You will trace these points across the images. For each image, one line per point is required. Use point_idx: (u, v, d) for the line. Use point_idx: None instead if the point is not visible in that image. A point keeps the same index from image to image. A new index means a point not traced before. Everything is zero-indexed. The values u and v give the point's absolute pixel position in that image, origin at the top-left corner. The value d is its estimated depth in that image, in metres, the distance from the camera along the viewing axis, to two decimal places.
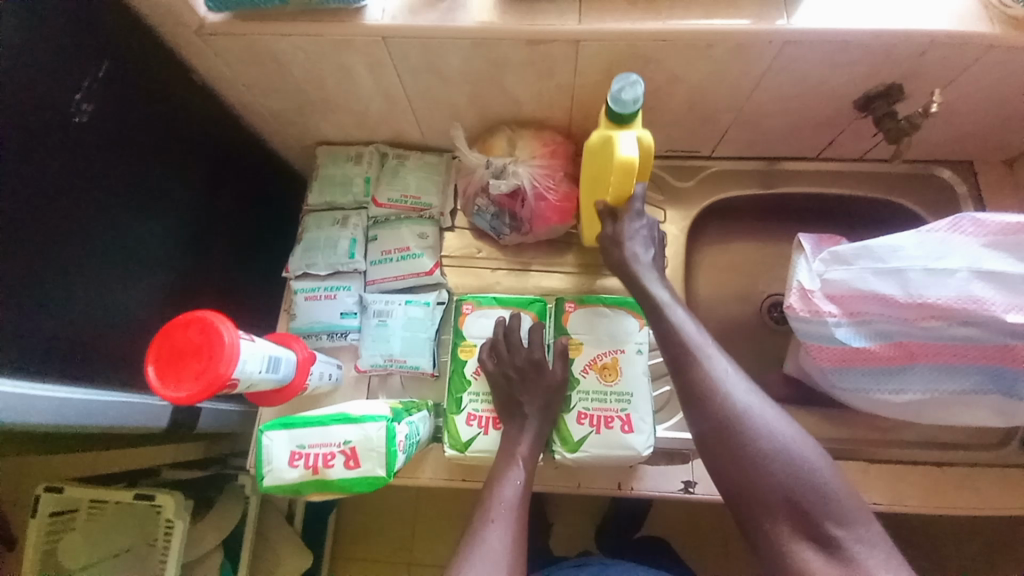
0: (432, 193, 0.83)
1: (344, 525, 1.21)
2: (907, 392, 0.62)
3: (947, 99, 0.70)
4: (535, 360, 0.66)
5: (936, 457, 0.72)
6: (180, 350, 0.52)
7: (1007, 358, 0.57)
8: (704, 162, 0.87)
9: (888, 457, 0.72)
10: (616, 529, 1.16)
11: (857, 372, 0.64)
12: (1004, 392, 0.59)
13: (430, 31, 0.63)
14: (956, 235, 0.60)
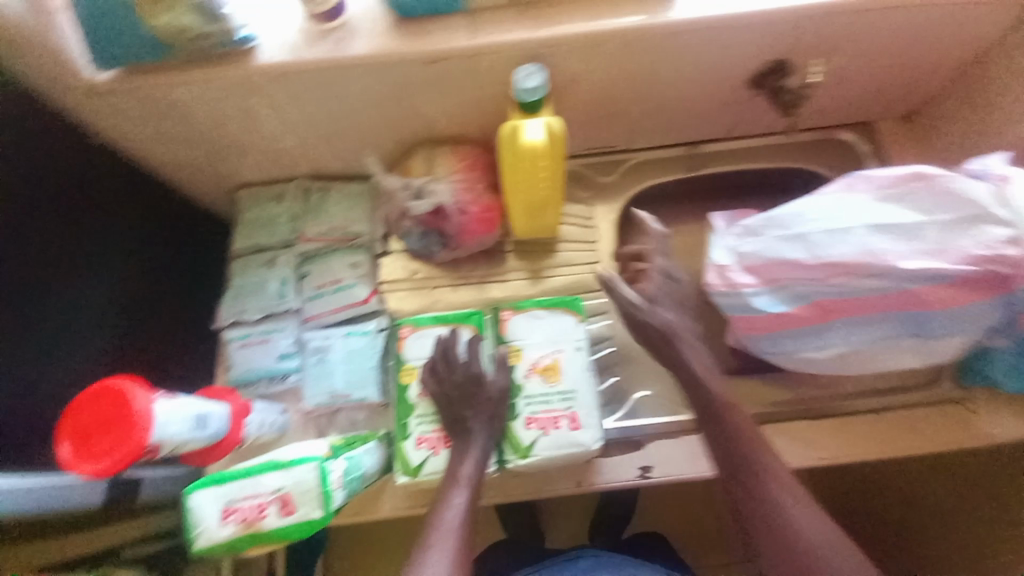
0: (360, 221, 0.82)
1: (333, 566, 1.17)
2: (830, 346, 0.66)
3: (835, 68, 0.73)
4: (475, 374, 0.67)
5: (872, 405, 0.76)
6: (92, 423, 0.49)
7: (913, 303, 0.60)
8: (624, 154, 0.89)
9: (827, 412, 0.76)
10: (608, 522, 1.15)
11: (783, 337, 0.67)
12: (917, 334, 0.62)
13: (325, 63, 0.62)
14: (851, 194, 0.64)
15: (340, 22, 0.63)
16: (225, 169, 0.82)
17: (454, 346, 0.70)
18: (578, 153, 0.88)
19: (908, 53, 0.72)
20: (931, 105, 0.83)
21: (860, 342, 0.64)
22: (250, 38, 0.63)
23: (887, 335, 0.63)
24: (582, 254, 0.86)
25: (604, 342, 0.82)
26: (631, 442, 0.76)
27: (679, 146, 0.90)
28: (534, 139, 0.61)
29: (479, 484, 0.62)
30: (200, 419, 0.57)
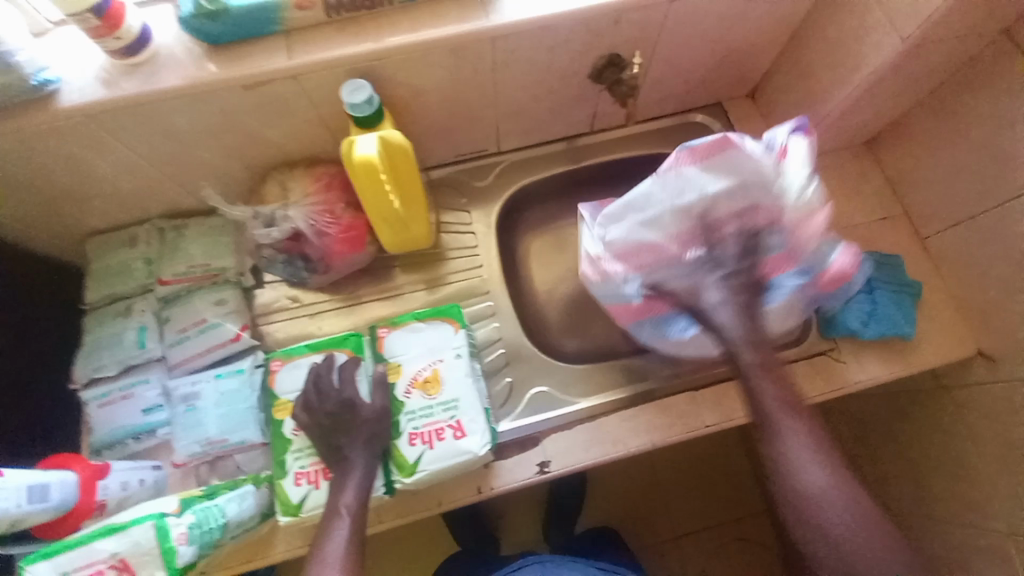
0: (224, 256, 0.78)
1: None
2: (692, 327, 0.70)
3: (668, 56, 0.77)
4: (346, 403, 0.65)
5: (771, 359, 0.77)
6: None
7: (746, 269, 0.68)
8: (495, 157, 0.90)
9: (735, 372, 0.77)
10: (558, 519, 1.12)
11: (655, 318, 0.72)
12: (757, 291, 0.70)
13: (134, 99, 0.59)
14: (682, 167, 0.65)
15: (146, 54, 0.60)
16: (64, 222, 0.76)
17: (328, 376, 0.67)
18: (449, 161, 0.88)
19: (731, 35, 0.76)
20: (766, 83, 0.89)
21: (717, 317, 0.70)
22: (50, 82, 0.58)
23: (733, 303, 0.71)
24: (465, 259, 0.86)
25: (495, 344, 0.81)
26: (531, 439, 0.74)
27: (549, 143, 0.91)
28: (365, 154, 0.59)
29: (363, 510, 0.62)
30: (38, 491, 0.52)
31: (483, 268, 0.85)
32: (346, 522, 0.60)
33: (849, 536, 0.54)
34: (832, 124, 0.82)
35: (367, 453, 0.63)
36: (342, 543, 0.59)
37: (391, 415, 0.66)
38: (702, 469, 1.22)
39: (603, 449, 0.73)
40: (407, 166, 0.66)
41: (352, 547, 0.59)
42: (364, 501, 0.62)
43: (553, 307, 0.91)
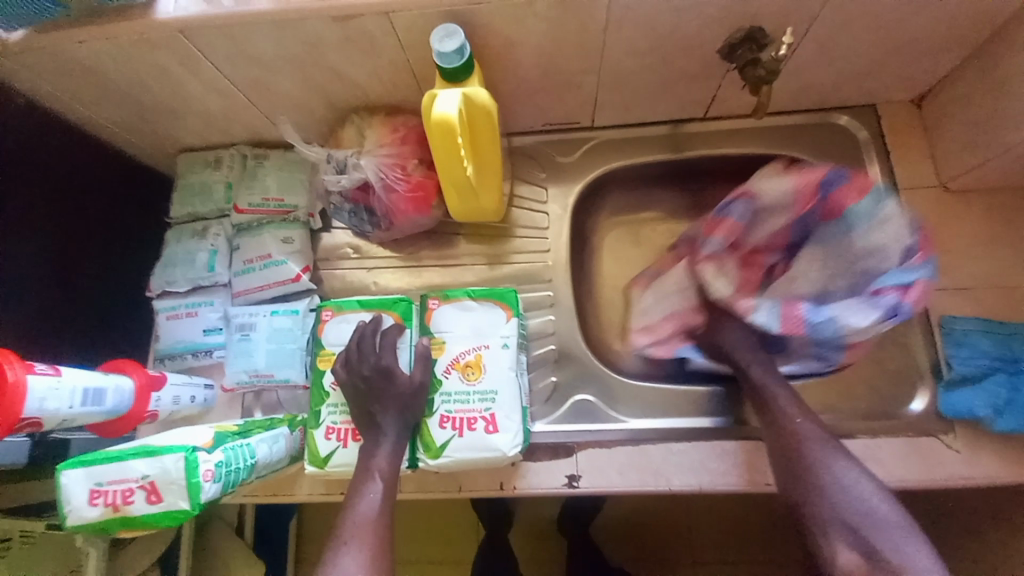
0: (297, 194, 0.78)
1: (304, 531, 1.17)
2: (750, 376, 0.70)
3: (824, 39, 0.62)
4: (383, 369, 0.63)
5: (865, 429, 0.66)
6: None
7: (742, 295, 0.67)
8: (586, 132, 0.81)
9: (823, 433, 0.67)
10: (575, 527, 1.05)
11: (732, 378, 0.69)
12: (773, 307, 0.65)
13: (226, 20, 0.57)
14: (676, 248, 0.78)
15: None
16: (160, 134, 0.78)
17: (380, 339, 0.65)
18: (535, 129, 0.80)
19: (915, 21, 0.59)
20: (941, 90, 0.70)
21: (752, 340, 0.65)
22: None
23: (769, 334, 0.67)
24: (532, 240, 0.79)
25: (547, 337, 0.75)
26: (564, 449, 0.69)
27: (650, 125, 0.80)
28: (444, 113, 0.54)
29: (395, 478, 0.61)
30: (93, 395, 0.55)
31: (550, 253, 0.79)
32: (381, 482, 0.60)
33: (868, 515, 0.49)
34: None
35: (400, 421, 0.62)
36: (374, 504, 0.59)
37: (428, 391, 0.64)
38: (749, 518, 1.08)
39: (641, 478, 0.67)
40: (478, 105, 0.57)
41: (382, 511, 0.59)
42: (395, 470, 0.61)
43: (616, 308, 0.84)
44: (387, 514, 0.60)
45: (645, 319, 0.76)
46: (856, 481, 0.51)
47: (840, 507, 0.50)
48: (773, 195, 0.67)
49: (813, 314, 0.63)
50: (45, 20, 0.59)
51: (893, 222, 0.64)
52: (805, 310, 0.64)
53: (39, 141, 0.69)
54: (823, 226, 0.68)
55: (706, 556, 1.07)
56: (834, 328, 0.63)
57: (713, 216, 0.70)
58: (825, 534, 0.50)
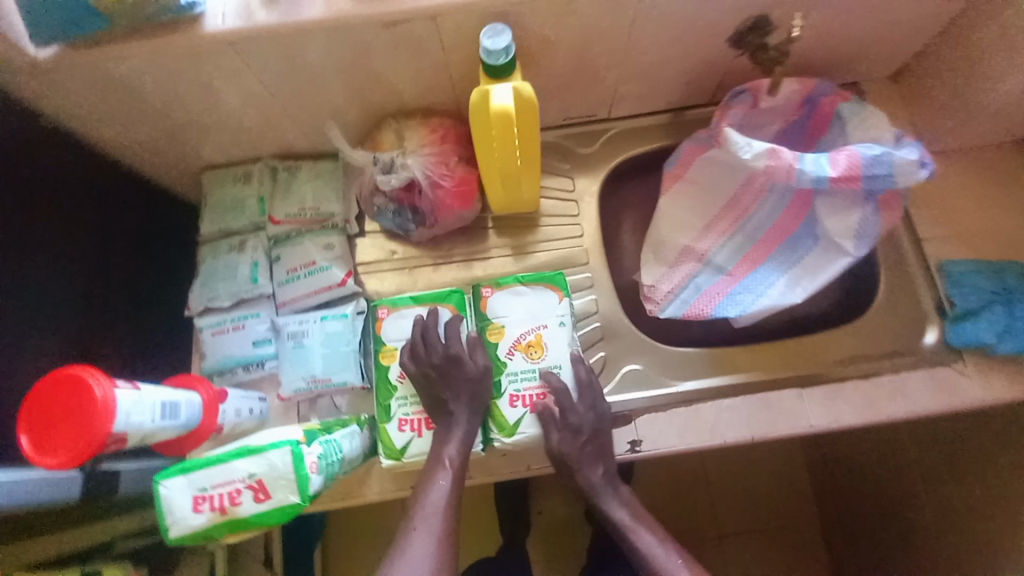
0: (332, 201, 0.79)
1: (334, 552, 1.14)
2: (780, 287, 0.72)
3: (819, 25, 0.70)
4: (455, 356, 0.65)
5: (886, 365, 0.73)
6: (50, 411, 0.45)
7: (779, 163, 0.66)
8: (602, 124, 0.86)
9: (849, 374, 0.73)
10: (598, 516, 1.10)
11: (756, 296, 0.72)
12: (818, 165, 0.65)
13: (277, 30, 0.59)
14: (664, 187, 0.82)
15: None
16: (186, 153, 0.78)
17: (450, 325, 0.68)
18: (556, 124, 0.85)
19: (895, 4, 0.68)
20: (917, 66, 0.80)
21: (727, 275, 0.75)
22: (195, 4, 0.58)
23: (786, 235, 0.74)
24: (565, 227, 0.83)
25: (591, 316, 0.79)
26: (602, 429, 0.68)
27: (660, 113, 0.86)
28: (500, 104, 0.58)
29: (462, 468, 0.62)
30: (170, 409, 0.53)
31: (584, 237, 0.83)
32: (447, 475, 0.61)
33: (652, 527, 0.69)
34: (995, 113, 0.72)
35: (467, 408, 0.64)
36: (443, 493, 0.61)
37: (492, 374, 0.66)
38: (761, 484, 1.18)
39: (697, 437, 0.70)
40: (529, 110, 0.61)
41: (447, 498, 0.61)
42: (464, 457, 0.63)
43: None
44: (453, 502, 0.61)
45: (653, 277, 0.79)
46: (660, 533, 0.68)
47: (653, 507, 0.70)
48: (780, 95, 0.75)
49: (869, 151, 0.64)
50: (85, 38, 0.59)
51: (874, 113, 0.72)
52: (859, 150, 0.65)
53: (64, 162, 0.68)
54: (812, 138, 0.78)
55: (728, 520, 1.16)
56: (890, 164, 0.64)
57: (724, 104, 0.76)
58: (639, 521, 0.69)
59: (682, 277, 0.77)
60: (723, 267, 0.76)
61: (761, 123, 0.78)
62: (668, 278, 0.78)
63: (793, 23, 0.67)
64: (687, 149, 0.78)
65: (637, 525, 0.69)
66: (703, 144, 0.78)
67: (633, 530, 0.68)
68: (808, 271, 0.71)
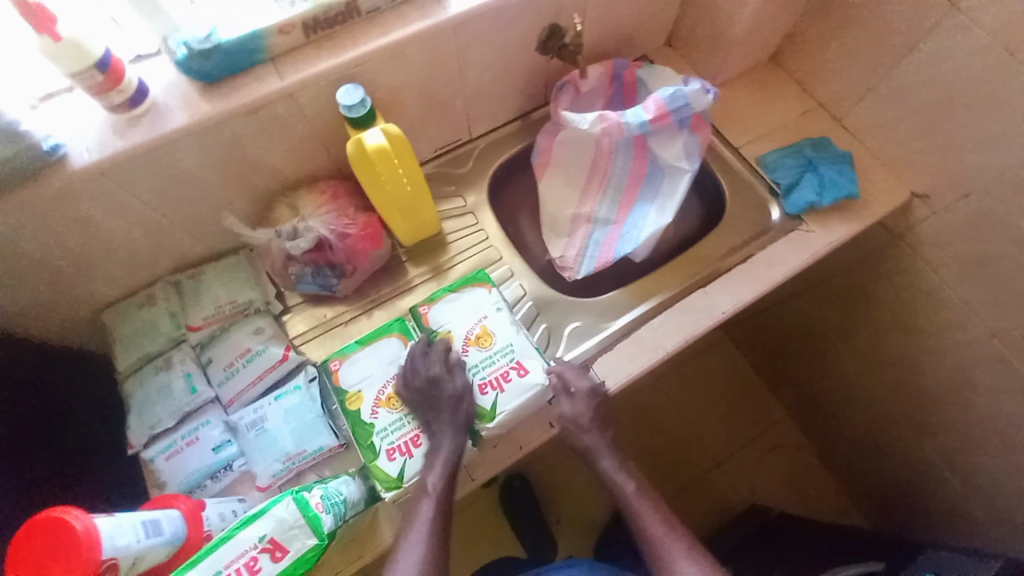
0: (248, 290, 0.80)
1: None
2: (653, 217, 0.87)
3: (596, 18, 0.89)
4: (429, 376, 0.69)
5: (755, 244, 0.90)
6: (34, 560, 0.46)
7: (610, 124, 0.84)
8: (470, 144, 0.98)
9: (734, 261, 0.89)
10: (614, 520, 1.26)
11: (640, 230, 0.87)
12: (637, 115, 0.83)
13: (148, 146, 0.63)
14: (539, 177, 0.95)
15: (145, 107, 0.64)
16: (78, 296, 0.76)
17: (414, 354, 0.72)
18: (432, 155, 0.96)
19: None
20: (678, 30, 1.03)
21: (614, 224, 0.89)
22: (59, 147, 0.61)
23: (643, 176, 0.90)
24: (472, 236, 0.92)
25: (523, 299, 0.88)
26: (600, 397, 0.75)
27: (515, 119, 0.99)
28: (371, 142, 0.67)
29: (448, 483, 0.65)
30: (153, 525, 0.53)
31: (490, 239, 0.92)
32: (427, 501, 0.64)
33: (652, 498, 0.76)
34: (742, 43, 0.96)
35: (451, 423, 0.67)
36: (426, 515, 0.64)
37: (468, 390, 0.69)
38: (725, 403, 1.49)
39: (646, 356, 0.80)
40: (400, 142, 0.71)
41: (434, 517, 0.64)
42: (446, 472, 0.66)
43: None
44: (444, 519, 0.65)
45: (559, 250, 0.91)
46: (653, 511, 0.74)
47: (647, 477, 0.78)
48: (591, 77, 0.92)
49: (667, 93, 0.82)
50: None
51: (663, 69, 0.92)
52: (659, 95, 0.83)
53: None
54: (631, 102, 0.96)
55: (716, 439, 1.45)
56: (684, 97, 0.83)
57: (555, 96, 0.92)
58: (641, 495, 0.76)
59: (583, 239, 0.90)
60: (609, 219, 0.90)
61: (589, 104, 0.96)
62: (571, 245, 0.90)
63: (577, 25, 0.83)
64: (542, 141, 0.93)
65: (639, 496, 0.76)
66: (553, 133, 0.93)
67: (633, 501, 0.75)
68: (671, 195, 0.88)
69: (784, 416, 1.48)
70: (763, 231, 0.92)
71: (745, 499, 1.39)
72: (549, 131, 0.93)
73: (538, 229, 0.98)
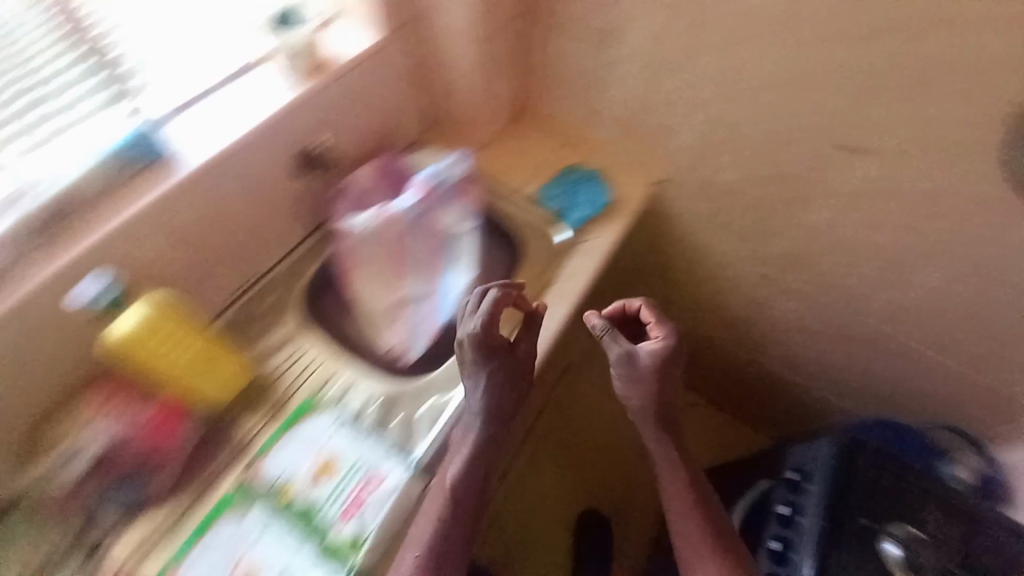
0: (38, 546, 0.68)
1: None
2: (460, 277, 0.97)
3: (345, 129, 0.97)
4: (487, 325, 0.77)
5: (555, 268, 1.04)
6: None
7: (385, 215, 0.93)
8: (273, 272, 0.95)
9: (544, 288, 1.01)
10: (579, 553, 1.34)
11: (453, 292, 0.96)
12: (404, 201, 0.94)
13: None
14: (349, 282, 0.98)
15: None
16: None
17: (470, 320, 0.79)
18: (231, 299, 0.91)
19: (370, 91, 0.97)
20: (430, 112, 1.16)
21: (431, 297, 0.96)
22: None
23: (440, 245, 0.97)
24: (300, 361, 0.87)
25: (373, 400, 0.82)
26: (665, 357, 0.88)
27: (313, 233, 0.99)
28: (126, 329, 0.69)
29: (468, 467, 0.77)
30: None
31: (319, 356, 0.88)
32: (442, 491, 0.74)
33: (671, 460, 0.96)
34: (481, 111, 1.13)
35: (493, 383, 0.79)
36: (443, 496, 0.74)
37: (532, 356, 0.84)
38: None
39: None
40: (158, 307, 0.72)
41: (447, 507, 0.74)
42: (476, 443, 0.78)
43: None
44: (458, 503, 0.75)
45: (393, 339, 0.94)
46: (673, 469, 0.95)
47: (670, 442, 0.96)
48: (360, 179, 0.98)
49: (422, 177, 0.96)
50: None
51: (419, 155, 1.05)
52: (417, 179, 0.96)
53: None
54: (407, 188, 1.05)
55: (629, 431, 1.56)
56: (437, 173, 0.96)
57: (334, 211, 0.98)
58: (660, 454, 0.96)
59: (405, 323, 0.94)
60: (425, 295, 0.96)
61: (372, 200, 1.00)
62: (400, 332, 0.94)
63: (314, 143, 0.91)
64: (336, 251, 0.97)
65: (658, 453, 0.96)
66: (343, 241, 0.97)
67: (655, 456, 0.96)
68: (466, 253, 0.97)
69: (682, 394, 1.67)
70: (566, 244, 1.08)
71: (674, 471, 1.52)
72: (339, 241, 0.97)
73: (361, 331, 0.95)
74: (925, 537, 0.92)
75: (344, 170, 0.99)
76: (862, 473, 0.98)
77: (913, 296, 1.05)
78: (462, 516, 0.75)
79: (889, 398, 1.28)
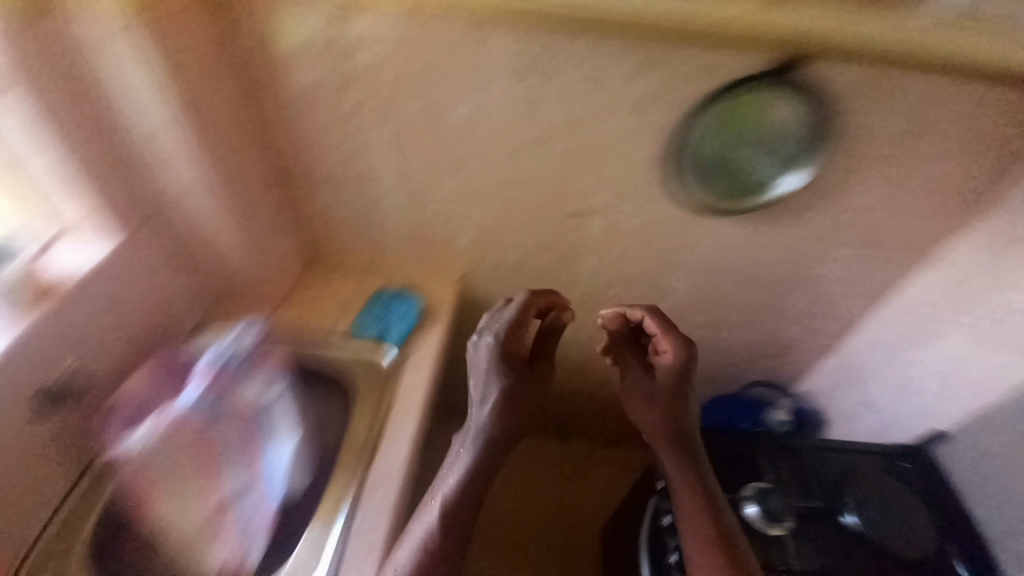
0: None
1: None
2: (277, 450, 0.99)
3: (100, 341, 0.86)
4: (501, 334, 0.94)
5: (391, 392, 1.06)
6: None
7: (171, 419, 0.91)
8: (38, 540, 0.79)
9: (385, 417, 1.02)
10: None
11: (274, 467, 0.97)
12: (191, 397, 0.93)
13: None
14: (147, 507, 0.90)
15: None
16: None
17: (485, 323, 0.99)
18: None
19: (124, 309, 0.90)
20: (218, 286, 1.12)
21: (251, 482, 0.95)
22: None
23: (247, 424, 0.99)
24: None
25: None
26: (678, 369, 0.98)
27: (86, 472, 0.86)
28: None
29: (469, 475, 0.80)
30: None
31: None
32: (438, 509, 0.77)
33: (701, 500, 0.88)
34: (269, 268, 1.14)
35: (498, 399, 0.87)
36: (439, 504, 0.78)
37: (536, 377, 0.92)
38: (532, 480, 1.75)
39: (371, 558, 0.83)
40: None
41: (433, 535, 0.75)
42: (474, 457, 0.82)
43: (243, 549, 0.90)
44: (455, 518, 0.76)
45: (219, 548, 0.89)
46: (696, 499, 0.88)
47: (696, 472, 0.92)
48: (136, 391, 0.91)
49: (203, 364, 0.95)
50: None
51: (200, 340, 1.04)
52: (197, 370, 0.95)
53: None
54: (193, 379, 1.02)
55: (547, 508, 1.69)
56: (219, 357, 0.97)
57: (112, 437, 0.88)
58: (679, 487, 0.90)
59: (229, 524, 0.91)
60: (246, 483, 0.95)
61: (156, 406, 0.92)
62: (226, 535, 0.90)
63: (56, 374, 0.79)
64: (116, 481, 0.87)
65: (681, 488, 0.90)
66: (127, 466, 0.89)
67: (677, 488, 0.90)
68: (281, 430, 1.00)
69: (580, 444, 1.83)
70: (395, 363, 1.11)
71: (597, 526, 1.67)
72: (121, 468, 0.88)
73: (181, 563, 0.87)
74: (768, 484, 1.10)
75: (111, 386, 0.89)
76: (717, 446, 1.15)
77: (678, 298, 1.32)
78: (453, 538, 0.75)
79: (712, 377, 1.54)
